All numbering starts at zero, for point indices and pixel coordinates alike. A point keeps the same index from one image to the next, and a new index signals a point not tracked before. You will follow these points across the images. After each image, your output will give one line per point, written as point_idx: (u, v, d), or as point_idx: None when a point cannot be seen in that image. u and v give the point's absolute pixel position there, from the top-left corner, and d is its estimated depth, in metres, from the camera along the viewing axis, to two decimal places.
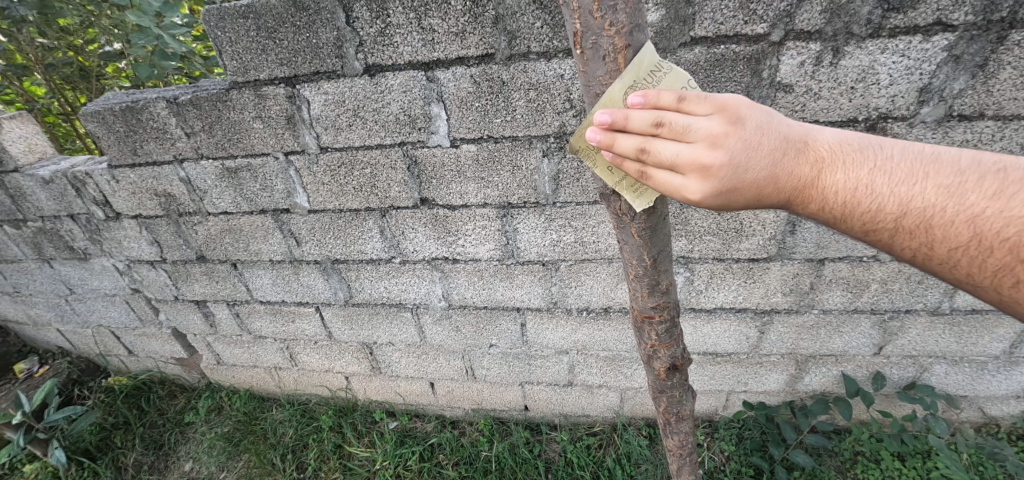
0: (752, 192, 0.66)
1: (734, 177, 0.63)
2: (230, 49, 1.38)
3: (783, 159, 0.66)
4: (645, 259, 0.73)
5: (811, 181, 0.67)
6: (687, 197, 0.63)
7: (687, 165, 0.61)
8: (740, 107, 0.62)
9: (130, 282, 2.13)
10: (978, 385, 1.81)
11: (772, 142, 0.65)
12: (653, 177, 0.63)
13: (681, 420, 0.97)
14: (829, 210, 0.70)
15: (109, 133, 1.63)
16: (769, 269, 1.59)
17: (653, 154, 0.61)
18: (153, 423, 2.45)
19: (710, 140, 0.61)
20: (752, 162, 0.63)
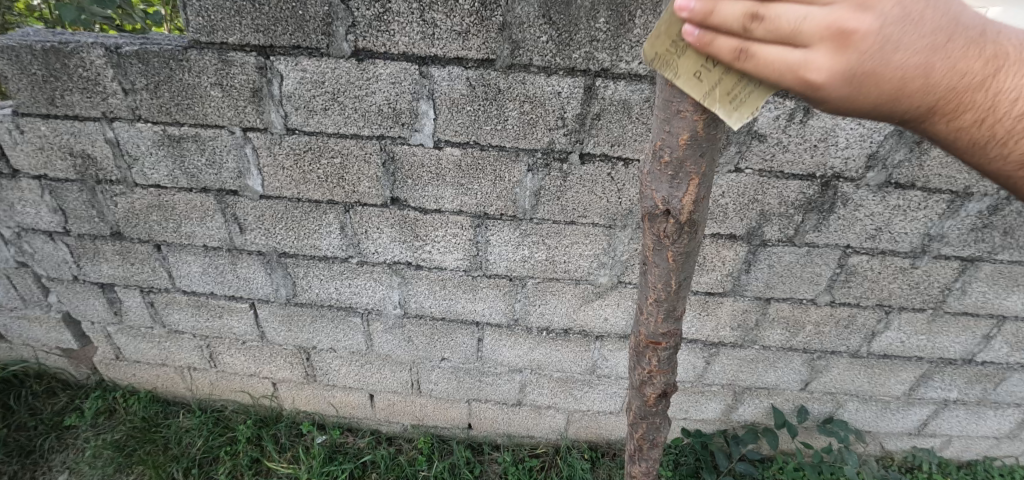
0: (895, 86, 0.48)
1: (877, 62, 0.44)
2: (197, 3, 1.23)
3: (949, 40, 0.48)
4: (671, 284, 0.73)
5: (981, 78, 0.52)
6: (807, 82, 0.44)
7: (812, 42, 0.42)
8: None
9: (17, 253, 1.78)
10: (881, 422, 2.03)
11: (937, 20, 0.47)
12: (758, 57, 0.43)
13: (654, 446, 0.99)
14: (980, 122, 0.56)
15: (21, 74, 1.37)
16: (722, 303, 1.69)
17: (767, 23, 0.42)
18: (20, 426, 2.03)
19: (855, 1, 0.41)
20: (902, 43, 0.45)
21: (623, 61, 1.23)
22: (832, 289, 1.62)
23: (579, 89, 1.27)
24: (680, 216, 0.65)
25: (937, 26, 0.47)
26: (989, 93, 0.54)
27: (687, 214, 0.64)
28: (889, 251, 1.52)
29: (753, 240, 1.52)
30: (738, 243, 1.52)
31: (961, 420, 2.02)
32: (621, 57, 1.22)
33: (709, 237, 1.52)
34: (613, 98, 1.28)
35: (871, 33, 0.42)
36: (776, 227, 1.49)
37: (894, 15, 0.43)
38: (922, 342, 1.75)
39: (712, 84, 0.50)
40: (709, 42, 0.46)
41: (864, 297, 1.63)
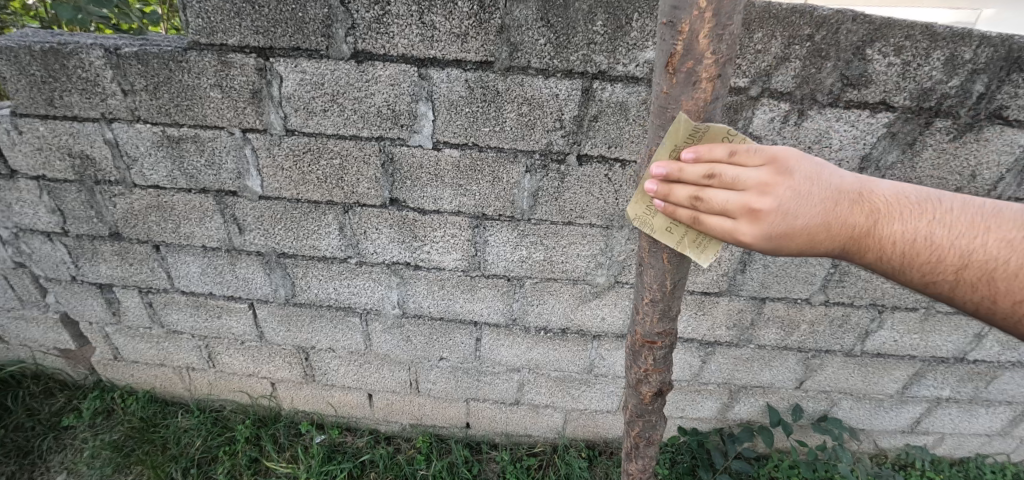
0: (806, 242, 0.67)
1: (786, 226, 0.63)
2: (197, 5, 1.23)
3: (835, 205, 0.65)
4: (666, 284, 0.74)
5: (865, 231, 0.67)
6: (740, 240, 0.64)
7: (735, 219, 0.63)
8: (788, 159, 0.63)
9: (15, 253, 1.78)
10: (875, 419, 2.06)
11: (820, 192, 0.65)
12: (706, 225, 0.65)
13: (650, 444, 1.00)
14: (888, 259, 0.70)
15: (19, 75, 1.37)
16: (718, 303, 1.71)
17: (705, 203, 0.63)
18: (18, 426, 2.03)
19: (760, 187, 0.62)
20: (799, 212, 0.63)
21: (620, 64, 1.24)
22: (827, 289, 1.64)
23: (577, 91, 1.28)
24: (676, 219, 0.66)
25: (825, 195, 0.65)
26: (880, 238, 0.67)
27: (682, 216, 0.66)
28: None
29: None
30: (734, 243, 1.54)
31: (953, 418, 2.04)
32: (618, 60, 1.24)
33: None
34: (610, 100, 1.29)
35: (777, 210, 0.62)
36: None
37: (790, 198, 0.62)
38: (915, 341, 1.78)
39: (681, 236, 0.70)
40: (672, 210, 0.68)
41: (858, 296, 1.65)
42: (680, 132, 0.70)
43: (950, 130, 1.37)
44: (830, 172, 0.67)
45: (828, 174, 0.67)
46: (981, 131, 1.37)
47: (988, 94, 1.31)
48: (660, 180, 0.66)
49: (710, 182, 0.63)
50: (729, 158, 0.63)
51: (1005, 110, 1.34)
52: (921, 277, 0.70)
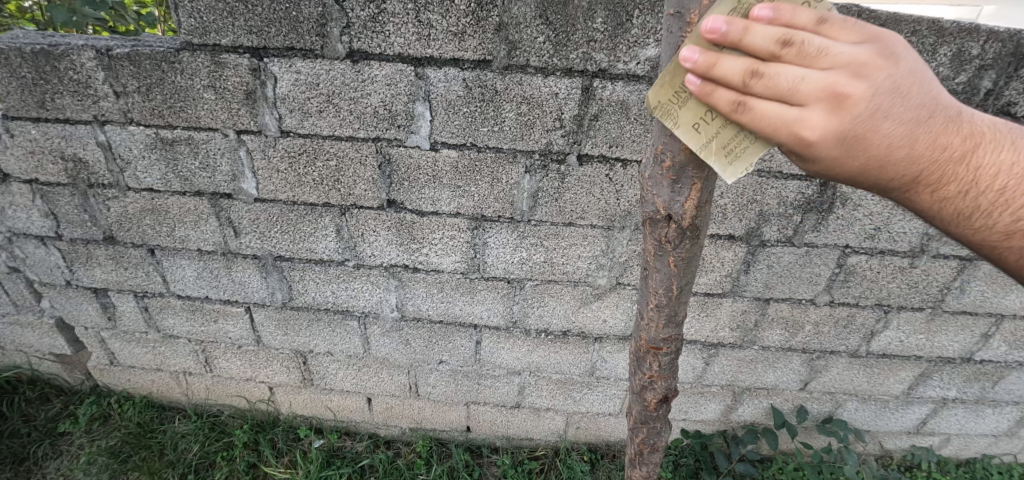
0: (881, 160, 0.52)
1: (866, 127, 0.48)
2: (189, 5, 1.21)
3: (931, 117, 0.51)
4: (672, 290, 0.72)
5: (957, 155, 0.54)
6: (801, 138, 0.48)
7: (808, 102, 0.46)
8: (889, 39, 0.48)
9: (9, 258, 1.76)
10: (881, 421, 2.03)
11: (920, 94, 0.50)
12: (756, 110, 0.47)
13: (654, 451, 0.98)
14: (964, 200, 0.58)
15: (9, 77, 1.35)
16: (721, 304, 1.68)
17: (766, 80, 0.46)
18: (14, 432, 2.01)
19: (851, 68, 0.46)
20: (889, 113, 0.49)
21: (620, 62, 1.22)
22: (832, 289, 1.62)
23: (577, 89, 1.26)
24: (682, 221, 0.64)
25: (923, 100, 0.50)
26: (971, 169, 0.55)
27: (689, 220, 0.63)
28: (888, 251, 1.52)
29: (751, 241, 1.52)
30: (737, 243, 1.52)
31: (960, 418, 2.02)
32: (619, 58, 1.22)
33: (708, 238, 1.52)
34: (611, 99, 1.27)
35: (867, 99, 0.46)
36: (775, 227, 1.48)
37: (885, 91, 0.47)
38: (921, 342, 1.75)
39: (709, 137, 0.53)
40: (709, 93, 0.49)
41: (864, 296, 1.63)
42: (729, 14, 0.50)
43: None
44: (932, 76, 0.52)
45: (930, 77, 0.52)
46: None
47: (996, 90, 1.29)
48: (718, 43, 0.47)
49: (783, 52, 0.46)
50: (815, 27, 0.47)
51: (1013, 106, 1.31)
52: (988, 226, 0.59)
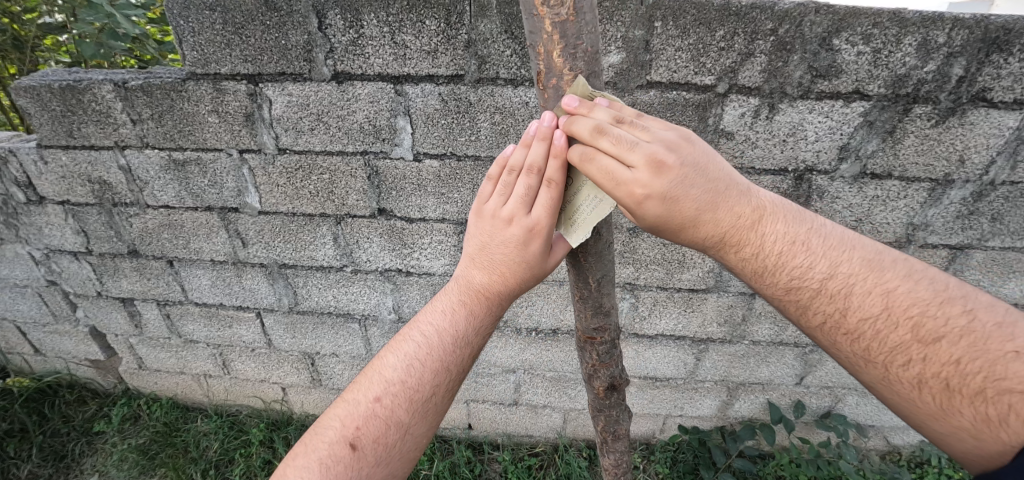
0: (686, 217, 0.72)
1: (674, 190, 0.69)
2: (192, 39, 1.34)
3: (724, 191, 0.74)
4: (589, 282, 0.79)
5: (751, 222, 0.75)
6: (632, 193, 0.68)
7: (634, 165, 0.67)
8: (689, 135, 0.73)
9: (46, 273, 1.93)
10: (884, 416, 2.00)
11: (716, 175, 0.73)
12: (597, 165, 0.68)
13: (618, 437, 1.04)
14: (762, 258, 0.77)
15: (42, 111, 1.51)
16: (707, 300, 1.71)
17: (607, 141, 0.68)
18: (55, 432, 2.20)
19: (665, 144, 0.69)
20: (692, 182, 0.70)
21: None
22: None
23: None
24: None
25: (717, 180, 0.73)
26: (758, 236, 0.76)
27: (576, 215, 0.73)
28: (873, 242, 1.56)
29: None
30: None
31: None
32: None
33: None
34: None
35: (676, 168, 0.68)
36: None
37: (684, 177, 0.69)
38: None
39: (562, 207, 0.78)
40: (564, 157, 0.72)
41: None
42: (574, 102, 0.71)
43: (931, 115, 1.33)
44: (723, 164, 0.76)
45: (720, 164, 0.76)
46: (965, 115, 1.32)
47: (968, 77, 1.27)
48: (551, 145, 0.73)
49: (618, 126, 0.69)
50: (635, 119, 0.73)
51: (988, 92, 1.29)
52: (788, 284, 0.77)
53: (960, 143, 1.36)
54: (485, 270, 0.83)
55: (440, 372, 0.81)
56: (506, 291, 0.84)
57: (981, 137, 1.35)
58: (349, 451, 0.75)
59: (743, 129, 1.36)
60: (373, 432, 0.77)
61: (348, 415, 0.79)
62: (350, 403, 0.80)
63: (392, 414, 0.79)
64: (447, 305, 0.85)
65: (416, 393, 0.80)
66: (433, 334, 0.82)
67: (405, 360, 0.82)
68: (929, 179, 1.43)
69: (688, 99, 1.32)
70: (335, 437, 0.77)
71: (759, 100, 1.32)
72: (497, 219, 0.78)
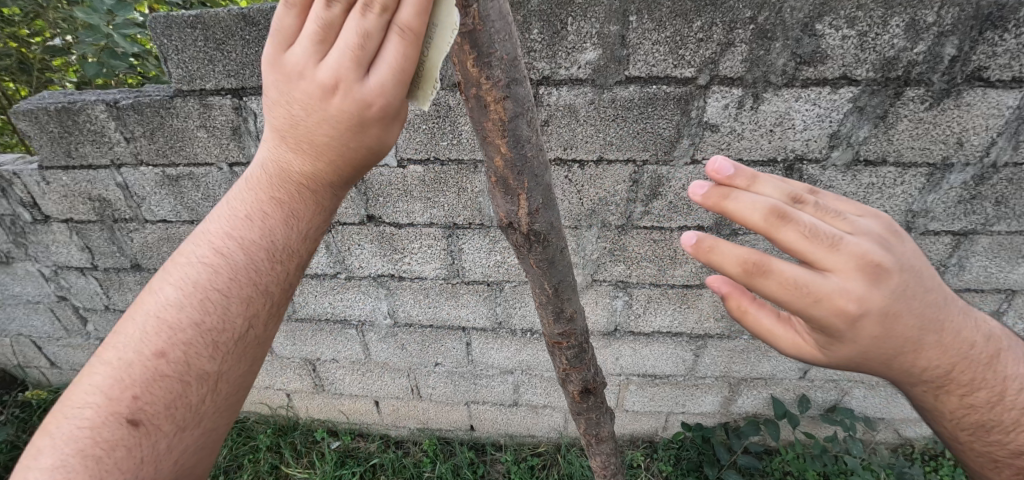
0: (909, 337, 0.66)
1: (900, 304, 0.63)
2: (176, 57, 1.37)
3: (942, 307, 0.68)
4: (548, 289, 0.80)
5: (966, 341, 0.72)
6: (843, 306, 0.61)
7: (851, 276, 0.61)
8: (893, 229, 0.68)
9: (56, 289, 2.00)
10: (894, 408, 1.96)
11: (933, 288, 0.68)
12: (781, 266, 0.62)
13: (602, 441, 1.04)
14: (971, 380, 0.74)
15: (41, 133, 1.57)
16: (702, 295, 1.69)
17: (794, 229, 0.62)
18: None
19: (881, 245, 0.65)
20: (914, 296, 0.65)
21: (562, 68, 1.28)
22: None
23: None
24: (522, 228, 0.72)
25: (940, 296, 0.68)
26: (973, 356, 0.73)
27: (525, 226, 0.71)
28: None
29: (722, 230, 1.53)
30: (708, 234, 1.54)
31: None
32: (560, 64, 1.27)
33: (677, 230, 1.54)
34: (558, 104, 1.32)
35: (900, 278, 0.63)
36: None
37: (901, 286, 0.63)
38: None
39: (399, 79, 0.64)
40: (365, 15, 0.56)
41: None
42: (420, 34, 0.57)
43: (924, 98, 1.28)
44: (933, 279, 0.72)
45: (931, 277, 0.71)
46: (960, 96, 1.27)
47: (962, 56, 1.22)
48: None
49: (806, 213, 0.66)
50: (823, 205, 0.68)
51: (984, 71, 1.23)
52: (975, 400, 0.76)
53: (957, 126, 1.31)
54: (296, 155, 0.66)
55: (252, 294, 0.69)
56: (329, 180, 0.68)
57: (978, 118, 1.30)
58: (130, 427, 0.60)
59: (728, 121, 1.33)
60: (166, 393, 0.63)
61: (118, 377, 0.62)
62: (123, 363, 0.63)
63: (189, 363, 0.65)
64: (250, 207, 0.70)
65: (222, 328, 0.67)
66: (235, 250, 0.68)
67: (196, 291, 0.67)
68: (926, 164, 1.38)
69: (668, 93, 1.30)
70: (100, 414, 0.60)
71: (743, 91, 1.29)
72: (309, 83, 0.60)
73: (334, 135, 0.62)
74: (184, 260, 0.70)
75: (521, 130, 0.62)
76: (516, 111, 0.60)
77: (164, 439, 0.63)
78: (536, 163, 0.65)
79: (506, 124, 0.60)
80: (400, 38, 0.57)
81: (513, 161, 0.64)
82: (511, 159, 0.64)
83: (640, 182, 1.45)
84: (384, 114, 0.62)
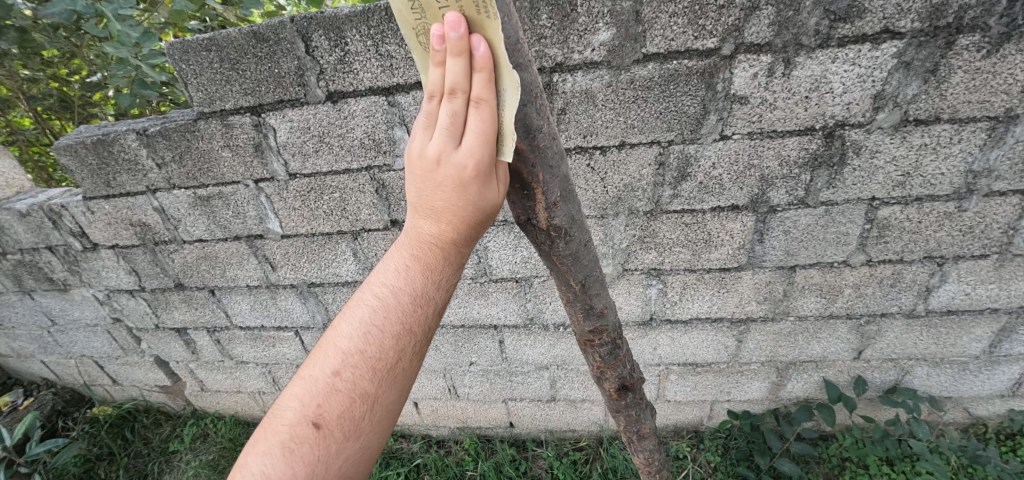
0: None
1: None
2: (195, 81, 1.40)
3: None
4: (574, 285, 0.76)
5: None
6: None
7: None
8: None
9: (111, 311, 2.12)
10: (962, 386, 1.82)
11: None
12: None
13: (645, 438, 1.00)
14: None
15: (82, 166, 1.65)
16: (741, 278, 1.60)
17: None
18: (139, 453, 2.43)
19: None
20: None
21: (575, 52, 1.22)
22: (866, 248, 1.49)
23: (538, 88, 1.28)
24: (541, 223, 0.68)
25: None
26: None
27: (545, 220, 0.68)
28: (927, 197, 1.38)
29: (759, 208, 1.44)
30: (743, 213, 1.45)
31: None
32: (572, 48, 1.22)
33: (710, 212, 1.46)
34: (574, 90, 1.27)
35: None
36: (782, 190, 1.40)
37: None
38: (993, 292, 1.56)
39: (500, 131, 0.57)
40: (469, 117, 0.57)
41: (908, 251, 1.48)
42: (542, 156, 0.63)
43: (980, 45, 1.14)
44: None
45: None
46: (1023, 39, 1.12)
47: None
48: (441, 53, 0.53)
49: None
50: None
51: None
52: None
53: (1021, 72, 1.16)
54: (427, 221, 0.68)
55: (392, 335, 0.73)
56: (462, 238, 0.69)
57: None
58: (313, 429, 0.71)
59: (757, 91, 1.24)
60: (338, 406, 0.72)
61: (311, 393, 0.73)
62: (315, 385, 0.74)
63: (356, 386, 0.73)
64: (398, 264, 0.74)
65: (380, 362, 0.73)
66: (389, 302, 0.74)
67: (358, 326, 0.74)
68: (987, 118, 1.24)
69: (690, 67, 1.22)
70: (299, 417, 0.72)
71: (772, 57, 1.19)
72: (422, 160, 0.61)
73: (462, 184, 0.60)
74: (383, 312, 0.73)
75: (531, 118, 0.59)
76: (525, 98, 0.57)
77: (336, 445, 0.71)
78: (550, 154, 0.62)
79: (514, 113, 0.57)
80: (480, 108, 0.55)
81: (525, 153, 0.61)
82: (524, 151, 0.61)
83: (667, 164, 1.38)
84: (480, 174, 0.59)
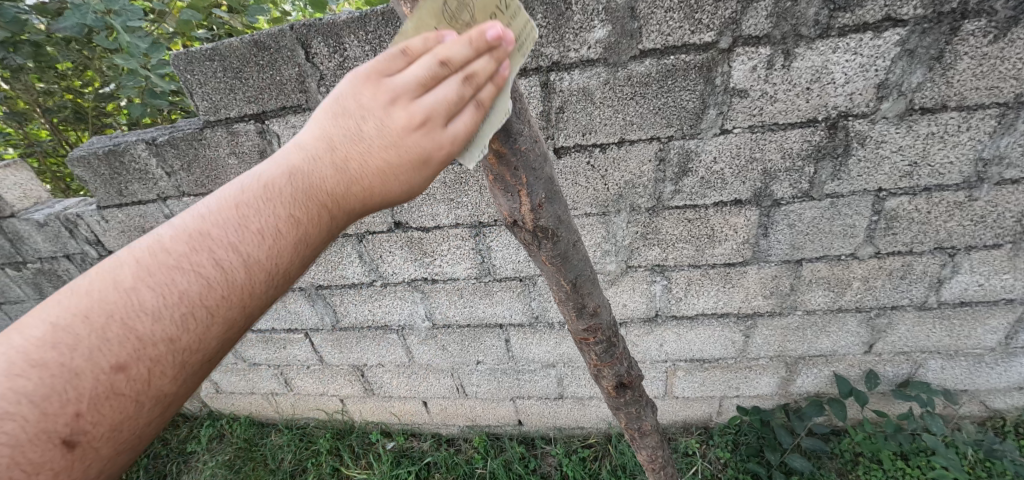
0: None
1: None
2: (200, 90, 1.43)
3: None
4: (564, 284, 0.77)
5: None
6: None
7: None
8: None
9: None
10: (978, 378, 1.78)
11: None
12: None
13: (646, 435, 1.01)
14: None
15: (95, 176, 1.70)
16: (746, 273, 1.59)
17: None
18: (158, 454, 2.51)
19: None
20: None
21: (571, 51, 1.23)
22: (874, 240, 1.47)
23: (536, 87, 1.28)
24: (527, 224, 0.69)
25: None
26: None
27: (531, 221, 0.69)
28: (936, 187, 1.35)
29: (762, 202, 1.43)
30: (747, 207, 1.44)
31: None
32: (569, 47, 1.22)
33: (713, 207, 1.45)
34: (571, 88, 1.27)
35: None
36: (786, 183, 1.39)
37: None
38: (1008, 282, 1.52)
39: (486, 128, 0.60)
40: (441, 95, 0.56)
41: (917, 242, 1.46)
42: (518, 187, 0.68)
43: (987, 30, 1.11)
44: None
45: None
46: None
47: None
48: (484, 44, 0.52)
49: None
50: None
51: None
52: None
53: None
54: (331, 168, 0.55)
55: (230, 311, 0.54)
56: (344, 203, 0.58)
57: None
58: (59, 450, 0.46)
59: (757, 84, 1.23)
60: (113, 418, 0.49)
61: (49, 387, 0.44)
62: (62, 373, 0.45)
63: (150, 388, 0.50)
64: (263, 216, 0.53)
65: (196, 355, 0.53)
66: (234, 270, 0.52)
67: (164, 294, 0.49)
68: (996, 104, 1.21)
69: (687, 62, 1.21)
70: (21, 432, 0.43)
71: (771, 49, 1.18)
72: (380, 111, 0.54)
73: (394, 164, 0.56)
74: (201, 285, 0.51)
75: (511, 123, 0.60)
76: (506, 105, 0.58)
77: (89, 464, 0.49)
78: (532, 156, 0.64)
79: (494, 119, 0.58)
80: (477, 111, 0.56)
81: (507, 156, 0.62)
82: (506, 155, 0.62)
83: (667, 160, 1.38)
84: (430, 129, 0.55)
